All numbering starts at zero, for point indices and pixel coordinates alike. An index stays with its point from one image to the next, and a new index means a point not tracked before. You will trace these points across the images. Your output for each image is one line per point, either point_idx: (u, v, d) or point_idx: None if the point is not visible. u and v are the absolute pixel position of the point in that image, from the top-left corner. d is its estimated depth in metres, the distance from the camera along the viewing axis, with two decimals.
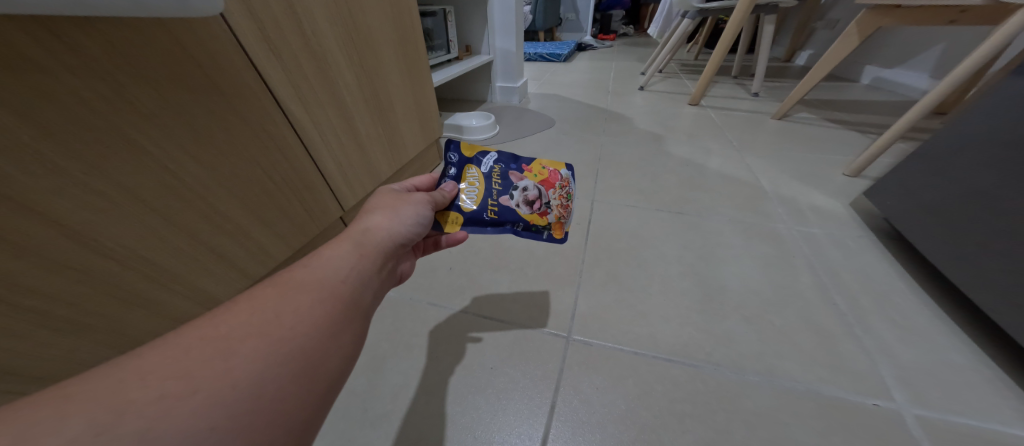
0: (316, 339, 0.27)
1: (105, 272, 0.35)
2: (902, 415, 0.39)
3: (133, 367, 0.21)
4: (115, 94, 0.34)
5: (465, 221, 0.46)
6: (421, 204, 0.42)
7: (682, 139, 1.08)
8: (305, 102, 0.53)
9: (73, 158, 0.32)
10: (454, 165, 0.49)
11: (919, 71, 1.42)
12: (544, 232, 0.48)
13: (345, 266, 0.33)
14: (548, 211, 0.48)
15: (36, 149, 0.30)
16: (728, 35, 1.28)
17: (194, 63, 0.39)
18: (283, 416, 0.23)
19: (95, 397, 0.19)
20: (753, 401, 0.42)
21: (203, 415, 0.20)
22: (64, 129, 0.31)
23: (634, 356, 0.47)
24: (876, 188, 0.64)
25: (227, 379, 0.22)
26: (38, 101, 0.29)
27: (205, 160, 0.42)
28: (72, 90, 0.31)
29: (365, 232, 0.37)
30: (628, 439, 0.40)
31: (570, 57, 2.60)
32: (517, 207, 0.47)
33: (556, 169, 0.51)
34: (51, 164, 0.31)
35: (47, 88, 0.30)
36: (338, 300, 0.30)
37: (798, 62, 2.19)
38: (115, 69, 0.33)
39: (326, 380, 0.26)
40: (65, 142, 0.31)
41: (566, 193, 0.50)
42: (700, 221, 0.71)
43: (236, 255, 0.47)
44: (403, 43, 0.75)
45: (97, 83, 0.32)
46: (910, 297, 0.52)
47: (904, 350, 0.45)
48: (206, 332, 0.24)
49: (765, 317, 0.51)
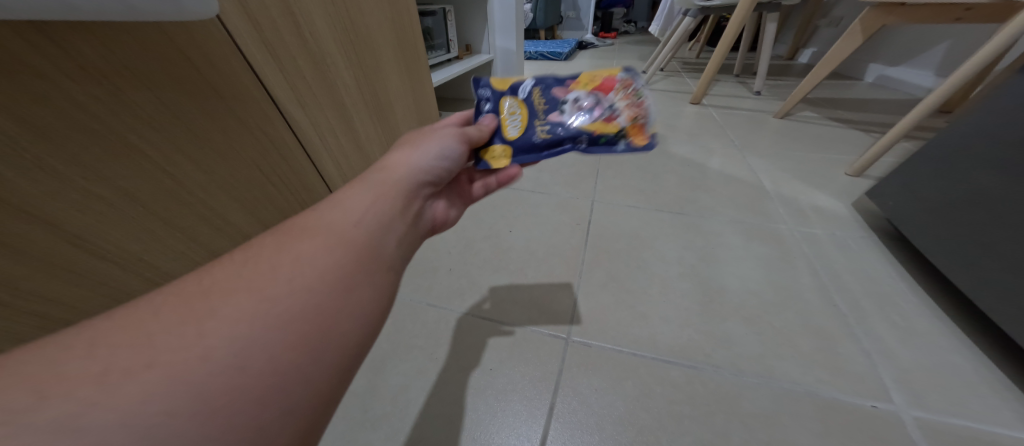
0: (316, 294, 0.24)
1: (106, 275, 0.35)
2: (903, 417, 0.39)
3: (96, 332, 0.20)
4: (113, 97, 0.34)
5: (515, 150, 0.43)
6: (449, 138, 0.40)
7: (683, 138, 1.08)
8: (302, 103, 0.53)
9: (73, 164, 0.32)
10: (488, 99, 0.46)
11: (924, 69, 1.41)
12: (618, 141, 0.42)
13: (360, 212, 0.30)
14: (611, 115, 0.43)
15: (36, 156, 0.29)
16: (729, 32, 1.27)
17: (192, 67, 0.39)
18: (269, 386, 0.20)
19: (38, 370, 0.17)
20: (753, 403, 0.41)
21: (157, 391, 0.17)
22: (63, 134, 0.31)
23: (633, 357, 0.47)
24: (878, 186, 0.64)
25: (197, 348, 0.19)
26: (39, 108, 0.29)
27: (203, 162, 0.42)
28: (70, 95, 0.31)
29: (385, 173, 0.35)
30: (625, 441, 0.40)
31: (571, 55, 2.59)
32: (575, 124, 0.43)
33: (611, 76, 0.47)
34: (52, 171, 0.30)
35: (44, 93, 0.29)
36: (348, 248, 0.27)
37: (802, 60, 2.17)
38: (113, 73, 0.33)
39: (327, 348, 0.23)
40: (67, 148, 0.31)
41: (632, 93, 0.46)
42: (700, 221, 0.71)
43: (231, 252, 0.48)
44: (401, 44, 0.75)
45: (96, 87, 0.32)
46: (911, 298, 0.52)
47: (906, 352, 0.45)
48: (185, 293, 0.22)
49: (765, 318, 0.51)
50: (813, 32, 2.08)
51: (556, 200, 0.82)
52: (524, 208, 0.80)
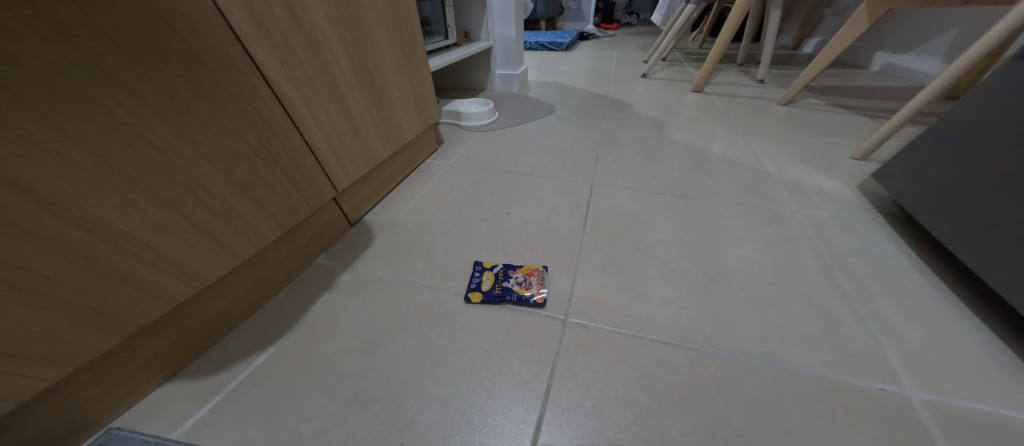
0: None
1: (85, 245, 0.33)
2: (910, 400, 0.38)
3: None
4: (90, 62, 0.31)
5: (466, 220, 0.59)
6: None
7: (685, 125, 1.06)
8: (293, 78, 0.51)
9: (44, 125, 0.29)
10: None
11: (931, 56, 1.40)
12: None
13: None
14: (538, 273, 0.56)
15: (4, 114, 0.27)
16: (732, 21, 1.25)
17: (174, 35, 0.37)
18: None
19: None
20: (756, 386, 0.40)
21: None
22: (35, 95, 0.28)
23: (633, 340, 0.46)
24: (889, 172, 0.63)
25: None
26: (5, 64, 0.27)
27: (188, 132, 0.39)
28: (41, 54, 0.29)
29: None
30: (625, 423, 0.39)
31: (572, 45, 2.55)
32: (516, 286, 0.54)
33: None
34: (22, 131, 0.28)
35: (13, 50, 0.27)
36: None
37: (807, 50, 2.15)
38: (88, 32, 0.31)
39: None
40: (37, 108, 0.29)
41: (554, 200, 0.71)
42: (702, 204, 0.70)
43: (226, 234, 0.45)
44: (397, 25, 0.73)
45: (69, 47, 0.30)
46: (920, 280, 0.51)
47: (913, 335, 0.44)
48: None
49: (768, 300, 0.50)
50: (818, 22, 2.06)
51: (554, 183, 0.80)
52: (522, 191, 0.78)
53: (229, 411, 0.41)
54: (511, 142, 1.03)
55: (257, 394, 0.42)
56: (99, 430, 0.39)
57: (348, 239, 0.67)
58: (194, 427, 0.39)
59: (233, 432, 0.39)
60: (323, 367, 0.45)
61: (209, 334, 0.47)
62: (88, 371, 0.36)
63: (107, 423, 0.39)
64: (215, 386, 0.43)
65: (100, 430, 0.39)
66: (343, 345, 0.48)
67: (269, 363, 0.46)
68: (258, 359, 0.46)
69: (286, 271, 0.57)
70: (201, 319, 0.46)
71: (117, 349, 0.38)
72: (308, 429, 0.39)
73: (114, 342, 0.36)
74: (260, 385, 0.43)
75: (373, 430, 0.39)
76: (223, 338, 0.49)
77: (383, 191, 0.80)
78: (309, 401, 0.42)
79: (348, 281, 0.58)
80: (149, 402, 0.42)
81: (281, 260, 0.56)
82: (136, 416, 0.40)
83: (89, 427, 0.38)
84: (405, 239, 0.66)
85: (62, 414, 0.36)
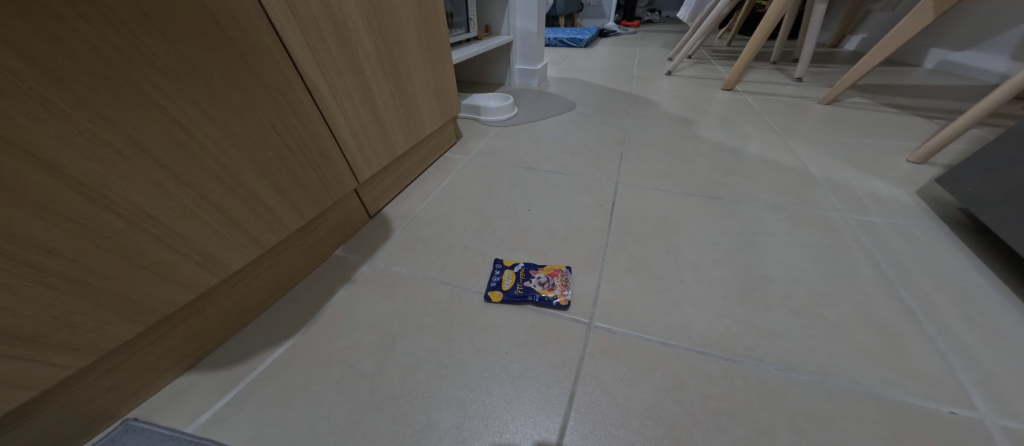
0: None
1: (113, 229, 0.31)
2: (986, 425, 0.34)
3: None
4: (128, 43, 0.30)
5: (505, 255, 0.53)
6: None
7: (716, 124, 1.02)
8: (322, 68, 0.50)
9: (82, 107, 0.28)
10: None
11: (996, 53, 1.32)
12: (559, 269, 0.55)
13: None
14: (561, 273, 0.54)
15: (43, 95, 0.26)
16: (769, 17, 1.19)
17: (213, 21, 0.36)
18: None
19: None
20: (805, 403, 0.37)
21: None
22: (74, 76, 0.28)
23: (663, 347, 0.43)
24: (959, 177, 0.58)
25: None
26: (48, 46, 0.26)
27: (219, 117, 0.38)
28: (83, 36, 0.28)
29: None
30: (655, 436, 0.36)
31: (592, 42, 2.51)
32: (537, 287, 0.52)
33: None
34: (60, 112, 0.27)
35: (56, 32, 0.26)
36: None
37: (849, 47, 2.07)
38: (128, 15, 0.30)
39: None
40: (73, 89, 0.28)
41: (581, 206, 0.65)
42: (738, 206, 0.66)
43: (249, 221, 0.43)
44: (423, 17, 0.71)
45: (112, 32, 0.29)
46: (994, 294, 0.47)
47: (989, 354, 0.40)
48: None
49: (816, 312, 0.46)
50: (862, 17, 1.98)
51: (578, 180, 0.78)
52: (545, 188, 0.76)
53: (245, 406, 0.40)
54: (532, 137, 1.00)
55: (275, 388, 0.41)
56: (117, 421, 0.39)
57: (367, 233, 0.66)
58: (211, 421, 0.38)
59: (249, 427, 0.38)
60: (340, 364, 0.44)
61: (228, 325, 0.46)
62: (108, 359, 0.36)
63: (123, 413, 0.39)
64: (232, 379, 0.43)
65: (117, 422, 0.38)
66: (360, 341, 0.46)
67: (286, 358, 0.45)
68: (274, 353, 0.45)
69: (304, 263, 0.56)
70: (220, 310, 0.45)
71: (138, 338, 0.37)
72: (325, 427, 0.38)
73: (136, 331, 0.36)
74: (278, 380, 0.42)
75: (390, 431, 0.37)
76: (238, 332, 0.48)
77: (400, 185, 0.78)
78: (326, 397, 0.40)
79: (366, 274, 0.57)
80: (166, 393, 0.41)
81: (300, 252, 0.55)
82: (152, 407, 0.40)
83: (104, 418, 0.37)
84: (424, 233, 0.65)
85: (79, 403, 0.35)
